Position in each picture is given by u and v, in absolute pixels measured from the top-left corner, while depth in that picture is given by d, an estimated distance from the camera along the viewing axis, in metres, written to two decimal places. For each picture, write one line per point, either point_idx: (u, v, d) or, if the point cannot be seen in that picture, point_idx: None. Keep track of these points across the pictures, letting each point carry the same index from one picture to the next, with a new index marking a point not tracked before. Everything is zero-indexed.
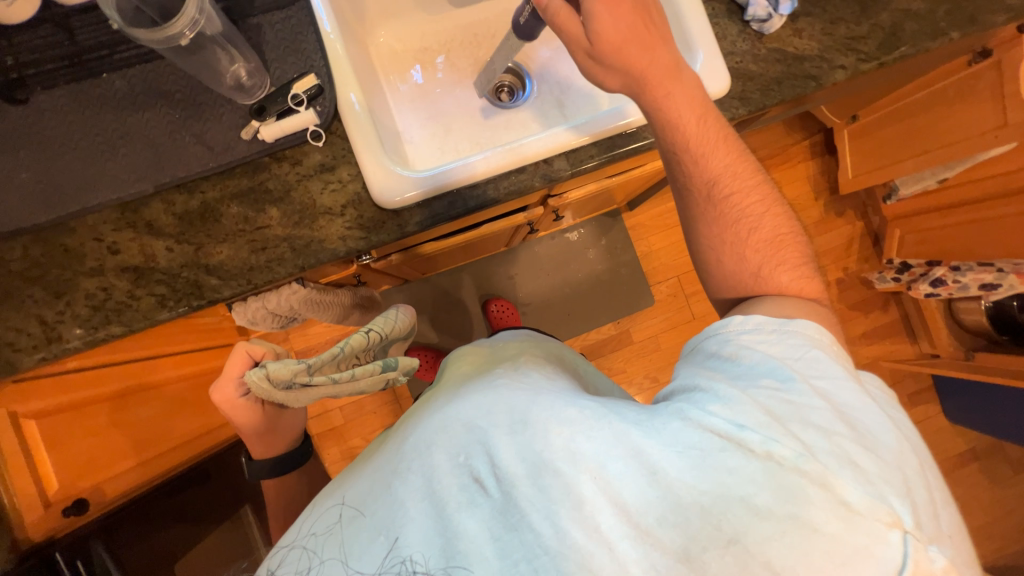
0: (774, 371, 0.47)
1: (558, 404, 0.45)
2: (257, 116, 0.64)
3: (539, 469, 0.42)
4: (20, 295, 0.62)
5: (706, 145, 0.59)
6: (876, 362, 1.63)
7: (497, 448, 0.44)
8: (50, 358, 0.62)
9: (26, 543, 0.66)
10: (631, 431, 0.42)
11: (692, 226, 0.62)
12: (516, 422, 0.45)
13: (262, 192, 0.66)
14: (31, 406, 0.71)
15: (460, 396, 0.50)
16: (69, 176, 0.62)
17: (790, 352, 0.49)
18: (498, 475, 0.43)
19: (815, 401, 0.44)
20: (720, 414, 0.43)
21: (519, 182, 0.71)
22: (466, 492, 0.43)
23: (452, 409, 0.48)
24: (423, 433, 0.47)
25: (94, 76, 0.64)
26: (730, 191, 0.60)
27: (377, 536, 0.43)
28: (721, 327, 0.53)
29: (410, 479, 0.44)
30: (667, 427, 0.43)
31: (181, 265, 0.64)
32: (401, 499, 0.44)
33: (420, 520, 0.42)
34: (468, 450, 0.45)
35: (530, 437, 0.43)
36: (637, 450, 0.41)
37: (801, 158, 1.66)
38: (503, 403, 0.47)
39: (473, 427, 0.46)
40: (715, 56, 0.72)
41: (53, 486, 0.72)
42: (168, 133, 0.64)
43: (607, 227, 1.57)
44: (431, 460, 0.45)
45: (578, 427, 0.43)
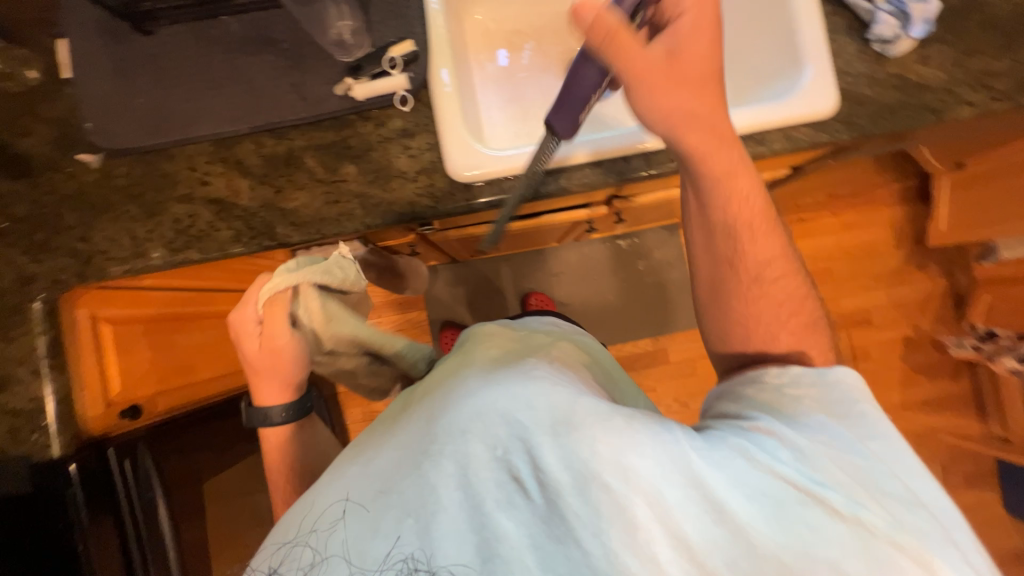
0: (834, 430, 0.45)
1: (609, 413, 0.44)
2: (352, 73, 0.67)
3: (586, 479, 0.41)
4: (118, 209, 0.68)
5: (751, 232, 0.55)
6: (933, 434, 1.50)
7: (541, 450, 0.43)
8: (134, 271, 0.67)
9: (87, 436, 0.73)
10: (692, 455, 0.42)
11: (726, 304, 0.57)
12: (559, 424, 0.43)
13: (344, 147, 0.68)
14: (107, 312, 0.77)
15: (493, 381, 0.49)
16: (177, 107, 0.67)
17: (835, 407, 0.47)
18: (540, 478, 0.42)
19: (884, 465, 0.43)
20: (791, 463, 0.42)
21: (593, 176, 0.69)
22: (504, 490, 0.42)
23: (488, 396, 0.47)
24: (457, 419, 0.46)
25: (214, 18, 0.68)
26: (774, 275, 0.56)
27: (406, 519, 0.42)
28: (762, 374, 0.52)
29: (442, 465, 0.44)
30: (732, 462, 0.42)
31: (261, 205, 0.68)
32: (434, 485, 0.43)
33: (454, 509, 0.42)
34: (507, 445, 0.44)
35: (575, 444, 0.42)
36: (694, 477, 0.41)
37: (888, 201, 1.56)
38: (547, 401, 0.45)
39: (512, 422, 0.44)
40: (825, 71, 0.67)
41: (115, 388, 0.78)
42: (269, 79, 0.68)
43: (662, 241, 1.53)
44: (466, 447, 0.44)
45: (627, 443, 0.42)
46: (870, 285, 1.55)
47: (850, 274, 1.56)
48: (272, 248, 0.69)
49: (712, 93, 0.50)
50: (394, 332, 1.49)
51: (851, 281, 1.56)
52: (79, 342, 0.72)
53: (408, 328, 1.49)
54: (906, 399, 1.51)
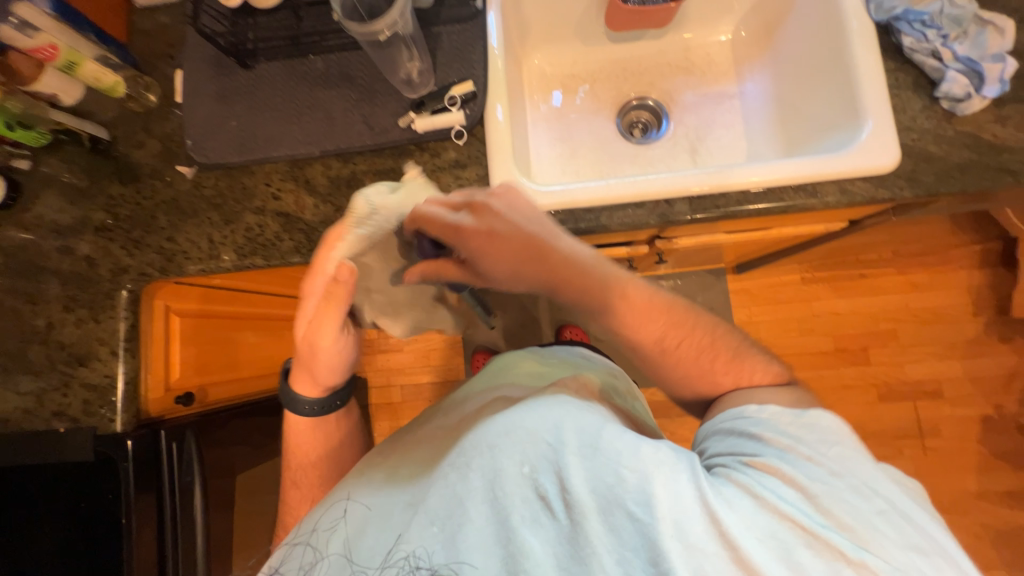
0: (834, 471, 0.48)
1: (631, 442, 0.49)
2: (415, 109, 0.73)
3: (610, 504, 0.47)
4: (202, 215, 0.76)
5: (638, 316, 0.61)
6: None
7: (568, 472, 0.49)
8: (208, 270, 0.75)
9: (144, 415, 0.80)
10: (708, 490, 0.46)
11: (659, 371, 0.63)
12: (586, 447, 0.50)
13: (401, 174, 0.74)
14: (178, 304, 0.86)
15: (523, 408, 0.56)
16: (263, 131, 0.76)
17: (825, 446, 0.50)
18: (566, 499, 0.48)
19: (889, 509, 0.46)
20: (796, 504, 0.46)
21: (634, 217, 0.70)
22: (531, 508, 0.49)
23: (518, 420, 0.54)
24: (487, 437, 0.54)
25: (303, 56, 0.77)
26: (676, 342, 0.61)
27: (437, 526, 0.50)
28: (742, 413, 0.55)
29: (474, 480, 0.51)
30: (742, 504, 0.46)
31: (321, 221, 0.74)
32: (462, 496, 0.51)
33: (483, 522, 0.49)
34: (535, 465, 0.50)
35: (599, 470, 0.48)
36: (712, 510, 0.45)
37: (964, 263, 1.46)
38: (574, 427, 0.52)
39: (541, 445, 0.51)
40: (885, 128, 0.66)
41: (176, 375, 0.86)
42: (343, 111, 0.75)
43: (707, 285, 1.49)
44: (498, 464, 0.51)
45: (648, 472, 0.47)
46: (942, 353, 1.44)
47: (916, 338, 1.45)
48: None
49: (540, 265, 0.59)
50: (428, 350, 1.53)
51: (916, 346, 1.45)
52: (153, 328, 0.81)
53: (442, 348, 1.53)
54: None
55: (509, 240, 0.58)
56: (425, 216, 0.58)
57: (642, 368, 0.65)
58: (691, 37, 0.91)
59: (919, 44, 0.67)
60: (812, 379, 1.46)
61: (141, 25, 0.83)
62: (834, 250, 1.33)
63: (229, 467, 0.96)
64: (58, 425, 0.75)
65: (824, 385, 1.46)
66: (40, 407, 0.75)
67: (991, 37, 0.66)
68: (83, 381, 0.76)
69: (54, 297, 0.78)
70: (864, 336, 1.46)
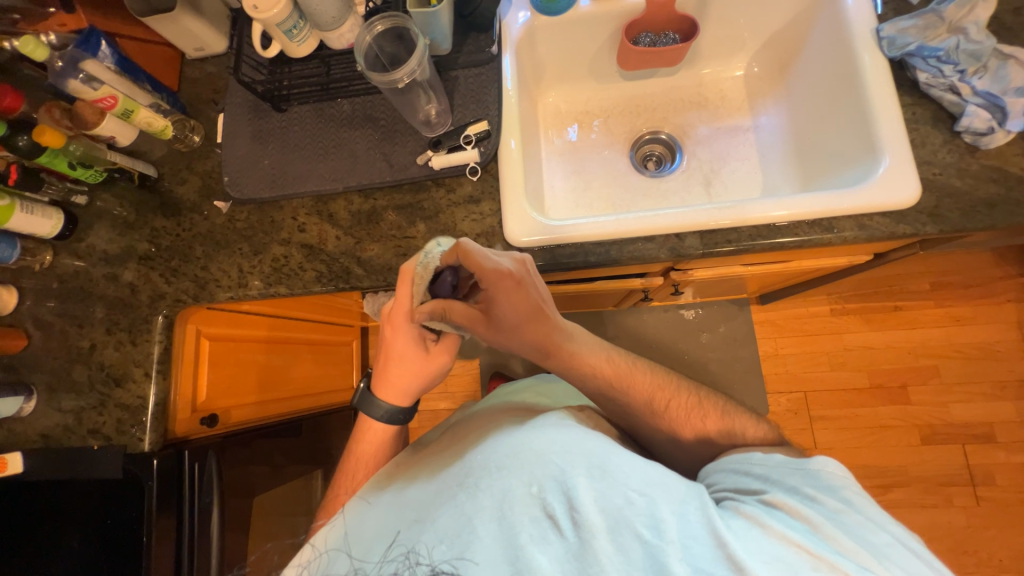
0: (829, 503, 0.48)
1: (638, 465, 0.49)
2: (432, 147, 0.76)
3: (618, 525, 0.45)
4: (234, 246, 0.82)
5: (626, 382, 0.65)
6: None
7: (577, 491, 0.47)
8: (236, 297, 0.80)
9: (170, 435, 0.84)
10: (716, 517, 0.45)
11: (650, 414, 0.66)
12: (594, 467, 0.49)
13: (418, 208, 0.77)
14: (208, 328, 0.92)
15: (529, 428, 0.55)
16: (293, 168, 0.81)
17: (823, 485, 0.50)
18: (575, 518, 0.46)
19: (885, 538, 0.45)
20: (796, 531, 0.46)
21: (644, 250, 0.70)
22: (538, 526, 0.46)
23: (525, 439, 0.53)
24: (493, 456, 0.52)
25: (332, 99, 0.83)
26: (665, 404, 0.65)
27: (442, 543, 0.48)
28: (748, 458, 0.56)
29: (479, 497, 0.49)
30: (748, 532, 0.45)
31: (342, 253, 0.78)
32: (469, 514, 0.48)
33: (488, 541, 0.47)
34: (542, 484, 0.48)
35: (608, 490, 0.47)
36: (720, 537, 0.44)
37: (1012, 295, 1.38)
38: (582, 447, 0.51)
39: (549, 463, 0.49)
40: (904, 162, 0.64)
41: (201, 396, 0.92)
42: (366, 149, 0.80)
43: (730, 315, 1.46)
44: (503, 482, 0.49)
45: (654, 493, 0.47)
46: (993, 393, 1.35)
47: (962, 376, 1.36)
48: (345, 289, 0.78)
49: (542, 331, 0.62)
50: (446, 375, 1.54)
51: (962, 384, 1.36)
52: (184, 351, 0.87)
53: (459, 373, 1.53)
54: None
55: (530, 298, 0.61)
56: (475, 256, 0.58)
57: (649, 409, 0.65)
58: (704, 73, 0.93)
59: (935, 79, 0.66)
60: (846, 417, 1.38)
61: (191, 74, 0.91)
62: (864, 282, 1.28)
63: (250, 487, 0.98)
64: (93, 442, 0.79)
65: (860, 424, 1.37)
66: (78, 425, 0.80)
67: (1013, 71, 0.64)
68: (118, 401, 0.81)
69: (99, 321, 0.84)
70: (903, 372, 1.38)
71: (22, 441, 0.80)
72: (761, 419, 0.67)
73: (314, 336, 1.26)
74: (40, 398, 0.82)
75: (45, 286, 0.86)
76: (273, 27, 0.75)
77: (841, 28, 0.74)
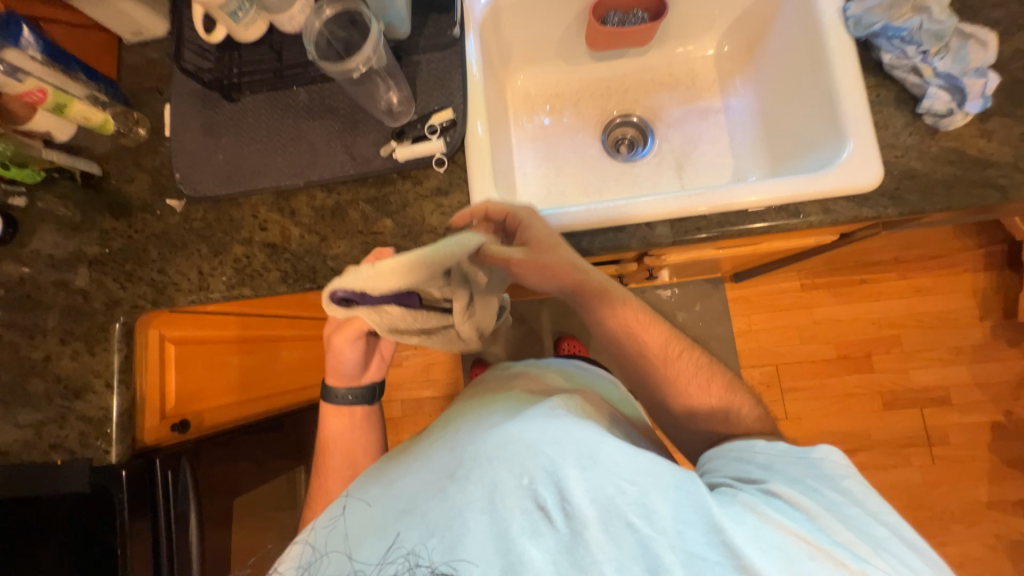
0: (827, 491, 0.49)
1: (627, 451, 0.48)
2: (396, 138, 0.73)
3: (610, 514, 0.44)
4: (192, 247, 0.78)
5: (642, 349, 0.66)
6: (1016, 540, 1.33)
7: (568, 483, 0.45)
8: (198, 301, 0.77)
9: (140, 444, 0.82)
10: (713, 504, 0.44)
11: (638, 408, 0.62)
12: (584, 457, 0.47)
13: (384, 202, 0.75)
14: (170, 333, 0.89)
15: (519, 418, 0.53)
16: (249, 163, 0.77)
17: (819, 474, 0.51)
18: (567, 510, 0.45)
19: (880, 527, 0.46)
20: (794, 520, 0.46)
21: (615, 240, 0.69)
22: (529, 518, 0.45)
23: (514, 429, 0.51)
24: (483, 447, 0.50)
25: (287, 88, 0.78)
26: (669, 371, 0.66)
27: (431, 536, 0.46)
28: (751, 446, 0.57)
29: (469, 489, 0.47)
30: (744, 519, 0.45)
31: (306, 251, 0.75)
32: (460, 505, 0.47)
33: (481, 535, 0.45)
34: (532, 475, 0.47)
35: (599, 478, 0.46)
36: (716, 523, 0.43)
37: (970, 266, 1.44)
38: (572, 436, 0.49)
39: (539, 453, 0.48)
40: (868, 145, 0.65)
41: (171, 403, 0.89)
42: (326, 141, 0.76)
43: (705, 293, 1.48)
44: (493, 474, 0.47)
45: (645, 483, 0.46)
46: (947, 358, 1.42)
47: (921, 344, 1.43)
48: (312, 288, 0.75)
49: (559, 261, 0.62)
50: (427, 364, 1.53)
51: (922, 352, 1.43)
52: (149, 357, 0.84)
53: (441, 362, 1.53)
54: (992, 495, 1.36)
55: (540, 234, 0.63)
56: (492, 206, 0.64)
57: None
58: (674, 53, 0.91)
59: (898, 61, 0.66)
60: (815, 387, 1.44)
61: (131, 61, 0.85)
62: (831, 258, 1.31)
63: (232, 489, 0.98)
64: (56, 456, 0.76)
65: (828, 393, 1.43)
66: (39, 439, 0.77)
67: (973, 51, 0.65)
68: (81, 413, 0.78)
69: (52, 330, 0.80)
70: (868, 343, 1.44)
71: None
72: None
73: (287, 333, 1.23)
74: None
75: None
76: (215, 9, 0.70)
77: (808, 7, 0.73)
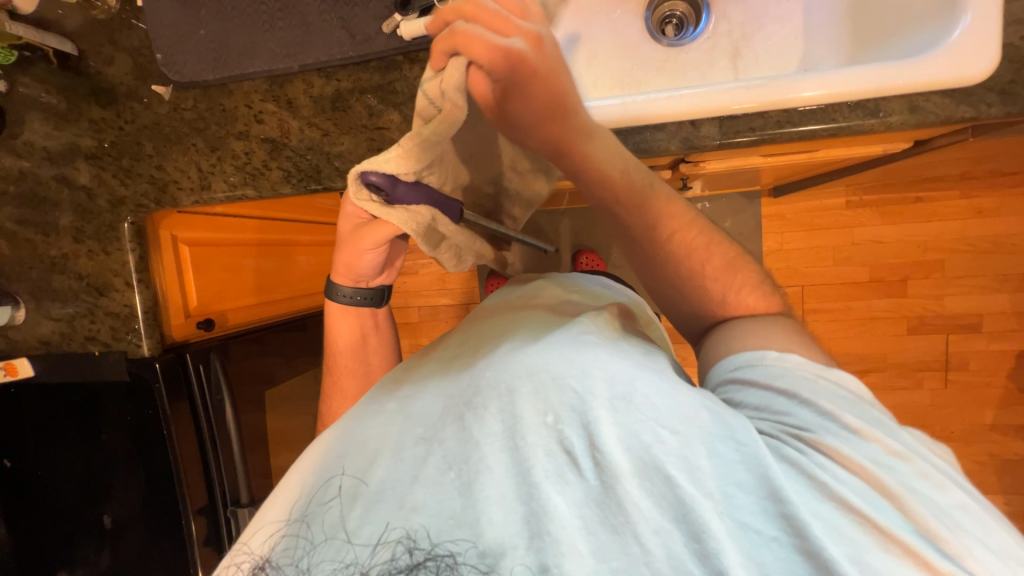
0: (863, 430, 0.42)
1: (664, 392, 0.44)
2: (401, 9, 0.62)
3: (647, 466, 0.41)
4: (187, 141, 0.72)
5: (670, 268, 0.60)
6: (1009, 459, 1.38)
7: (599, 426, 0.42)
8: (202, 201, 0.73)
9: (169, 340, 0.86)
10: (767, 454, 0.40)
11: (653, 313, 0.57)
12: (618, 399, 0.44)
13: (390, 91, 0.66)
14: (181, 233, 0.88)
15: (541, 345, 0.50)
16: (235, 40, 0.67)
17: (848, 404, 0.43)
18: (596, 456, 0.42)
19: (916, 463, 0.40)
20: (842, 479, 0.39)
21: (652, 141, 0.60)
22: (555, 462, 0.42)
23: (537, 358, 0.48)
24: (503, 374, 0.48)
25: None
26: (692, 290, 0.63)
27: (448, 471, 0.43)
28: (761, 359, 0.49)
29: (489, 421, 0.45)
30: (791, 481, 0.39)
31: (308, 147, 0.69)
32: (479, 441, 0.44)
33: (503, 477, 0.42)
34: (559, 414, 0.44)
35: (632, 422, 0.43)
36: (776, 491, 0.39)
37: None
38: (604, 371, 0.46)
39: (567, 389, 0.45)
40: (986, 23, 0.53)
41: (193, 302, 0.91)
42: (319, 13, 0.65)
43: (738, 208, 1.38)
44: (515, 406, 0.45)
45: (687, 433, 0.42)
46: (991, 286, 1.34)
47: (965, 269, 1.34)
48: (318, 190, 0.70)
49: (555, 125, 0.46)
50: (442, 273, 1.53)
51: (963, 278, 1.34)
52: (163, 256, 0.85)
53: (456, 271, 1.52)
54: (998, 419, 1.37)
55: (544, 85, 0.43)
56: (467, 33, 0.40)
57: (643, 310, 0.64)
58: None
59: None
60: (840, 309, 1.40)
61: None
62: (888, 172, 1.17)
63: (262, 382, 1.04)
64: (94, 348, 0.80)
65: (852, 316, 1.39)
66: (73, 332, 0.80)
67: None
68: (107, 309, 0.79)
69: (63, 228, 0.78)
70: (906, 266, 1.36)
71: (23, 347, 0.81)
72: None
73: (300, 238, 1.21)
74: (29, 306, 0.81)
75: None
76: None
77: None
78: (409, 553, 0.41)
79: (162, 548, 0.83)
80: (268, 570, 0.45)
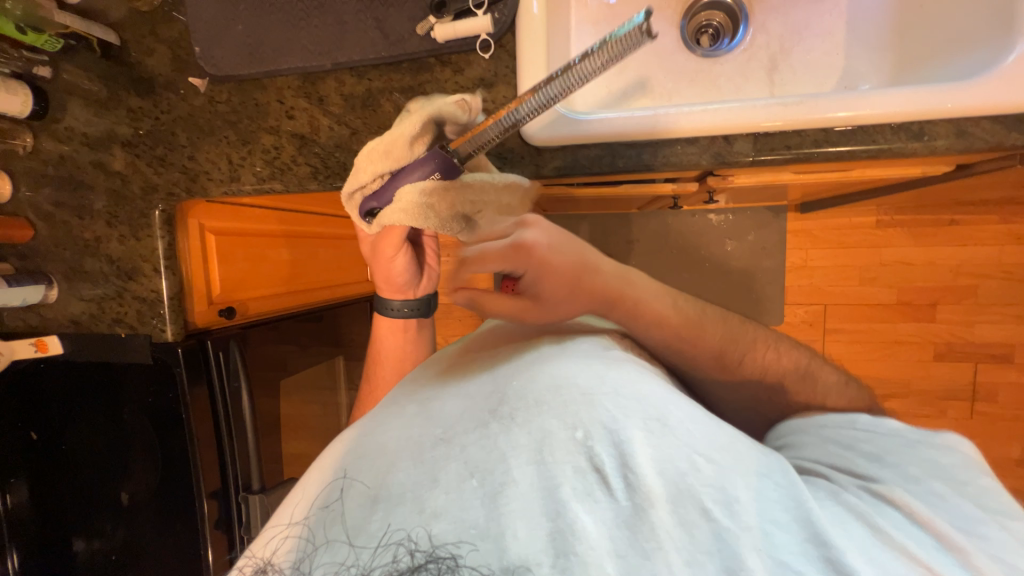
0: (947, 499, 0.43)
1: (696, 422, 0.45)
2: (435, 12, 0.62)
3: (681, 494, 0.40)
4: (219, 134, 0.73)
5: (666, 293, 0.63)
6: None
7: (632, 448, 0.42)
8: (231, 193, 0.74)
9: (192, 325, 0.88)
10: (810, 495, 0.41)
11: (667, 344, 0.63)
12: (651, 421, 0.44)
13: (420, 93, 0.66)
14: (209, 223, 0.90)
15: (572, 362, 0.51)
16: (271, 37, 0.68)
17: (937, 472, 0.45)
18: (628, 478, 0.41)
19: (1009, 544, 0.39)
20: (910, 535, 0.40)
21: (683, 154, 0.59)
22: (583, 480, 0.42)
23: (569, 375, 0.49)
24: (533, 389, 0.49)
25: None
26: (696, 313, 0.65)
27: (471, 480, 0.43)
28: (849, 425, 0.53)
29: (515, 433, 0.45)
30: (850, 528, 0.40)
31: (337, 145, 0.69)
32: (505, 450, 0.44)
33: (528, 491, 0.41)
34: (589, 431, 0.44)
35: (665, 445, 0.43)
36: (819, 534, 0.39)
37: None
38: (636, 395, 0.47)
39: (596, 406, 0.46)
40: None
41: (217, 290, 0.93)
42: (355, 12, 0.65)
43: (762, 222, 1.35)
44: (544, 421, 0.45)
45: (722, 463, 0.42)
46: None
47: (999, 297, 1.29)
48: (343, 188, 0.71)
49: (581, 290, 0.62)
50: (459, 273, 1.53)
51: (997, 306, 1.29)
52: (190, 243, 0.87)
53: None
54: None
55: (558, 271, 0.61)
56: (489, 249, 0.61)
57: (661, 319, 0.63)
58: None
59: None
60: (863, 331, 1.36)
61: None
62: (924, 193, 1.13)
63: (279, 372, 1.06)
64: (121, 330, 0.83)
65: (876, 339, 1.35)
66: (102, 313, 0.83)
67: None
68: (135, 293, 0.82)
69: (98, 212, 0.81)
70: (936, 291, 1.31)
71: (54, 324, 0.84)
72: (780, 340, 0.65)
73: (320, 231, 1.23)
74: (61, 286, 0.83)
75: (34, 172, 0.80)
76: None
77: None
78: (410, 556, 0.39)
79: (175, 529, 0.85)
80: (268, 573, 0.43)
